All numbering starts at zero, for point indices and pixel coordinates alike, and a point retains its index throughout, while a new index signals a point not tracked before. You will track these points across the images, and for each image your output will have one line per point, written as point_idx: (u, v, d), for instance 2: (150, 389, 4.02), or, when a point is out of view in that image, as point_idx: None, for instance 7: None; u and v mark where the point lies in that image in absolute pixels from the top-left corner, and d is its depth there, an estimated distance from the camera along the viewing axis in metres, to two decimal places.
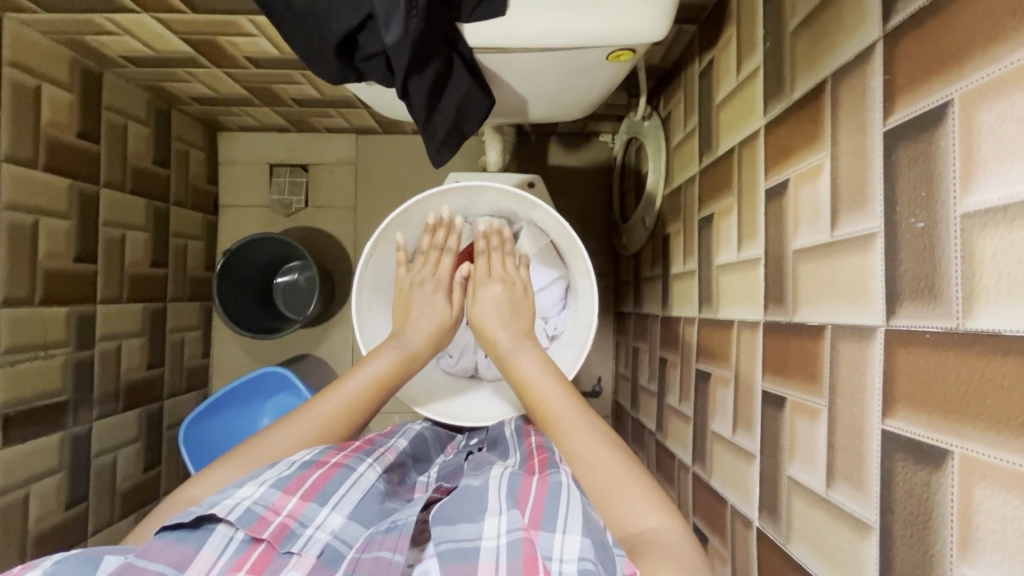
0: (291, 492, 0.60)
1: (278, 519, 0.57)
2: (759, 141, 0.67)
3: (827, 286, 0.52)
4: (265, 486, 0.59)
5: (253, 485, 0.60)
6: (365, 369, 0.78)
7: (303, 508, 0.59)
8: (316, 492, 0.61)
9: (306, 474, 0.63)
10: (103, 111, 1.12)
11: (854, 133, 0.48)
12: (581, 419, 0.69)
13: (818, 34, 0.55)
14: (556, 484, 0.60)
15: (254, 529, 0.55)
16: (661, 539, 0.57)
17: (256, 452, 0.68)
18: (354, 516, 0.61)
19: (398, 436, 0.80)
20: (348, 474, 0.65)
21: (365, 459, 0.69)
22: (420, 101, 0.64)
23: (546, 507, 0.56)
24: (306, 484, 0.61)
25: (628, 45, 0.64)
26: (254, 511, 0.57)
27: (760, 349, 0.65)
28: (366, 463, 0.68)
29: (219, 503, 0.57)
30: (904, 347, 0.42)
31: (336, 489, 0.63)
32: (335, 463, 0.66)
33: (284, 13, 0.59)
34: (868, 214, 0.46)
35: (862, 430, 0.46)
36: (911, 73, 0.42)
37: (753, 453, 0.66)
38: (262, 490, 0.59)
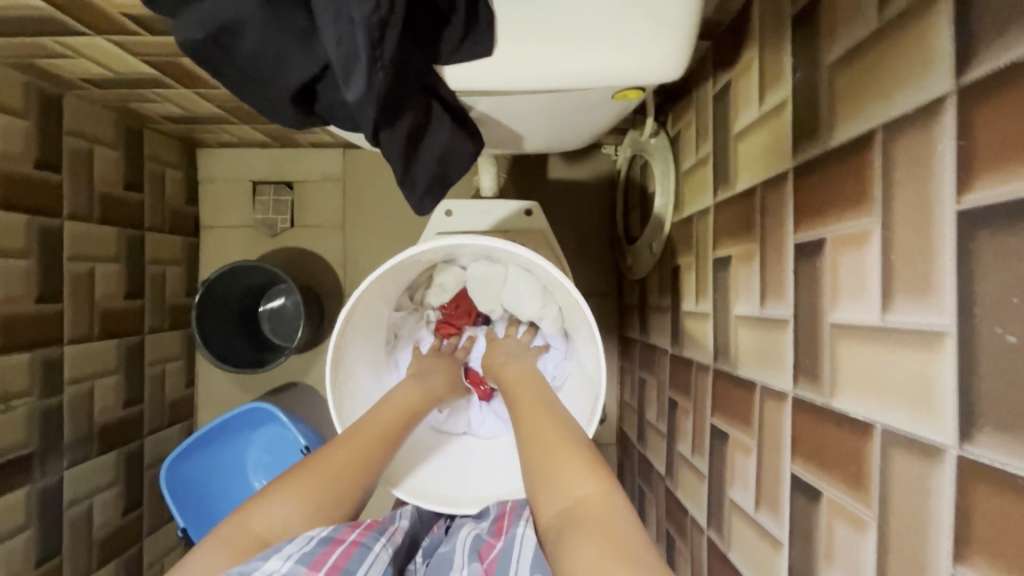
0: (318, 569, 0.52)
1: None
2: (786, 186, 0.59)
3: (875, 379, 0.44)
4: (292, 560, 0.51)
5: (279, 559, 0.51)
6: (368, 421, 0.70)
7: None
8: (341, 571, 0.53)
9: (329, 550, 0.55)
10: (65, 136, 1.03)
11: (914, 203, 0.40)
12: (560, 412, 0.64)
13: (864, 76, 0.46)
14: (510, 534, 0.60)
15: None
16: (587, 509, 0.47)
17: (249, 525, 0.58)
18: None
19: (400, 516, 0.74)
20: (367, 553, 0.58)
21: (379, 537, 0.62)
22: (394, 156, 0.57)
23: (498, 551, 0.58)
24: (328, 562, 0.53)
25: (637, 85, 0.59)
26: None
27: (789, 425, 0.57)
28: (381, 542, 0.62)
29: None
30: (986, 487, 0.34)
31: (357, 570, 0.55)
32: (355, 540, 0.58)
33: (231, 70, 0.53)
34: (932, 307, 0.38)
35: (925, 567, 0.38)
36: (997, 144, 0.34)
37: (780, 541, 0.58)
38: (286, 565, 0.50)
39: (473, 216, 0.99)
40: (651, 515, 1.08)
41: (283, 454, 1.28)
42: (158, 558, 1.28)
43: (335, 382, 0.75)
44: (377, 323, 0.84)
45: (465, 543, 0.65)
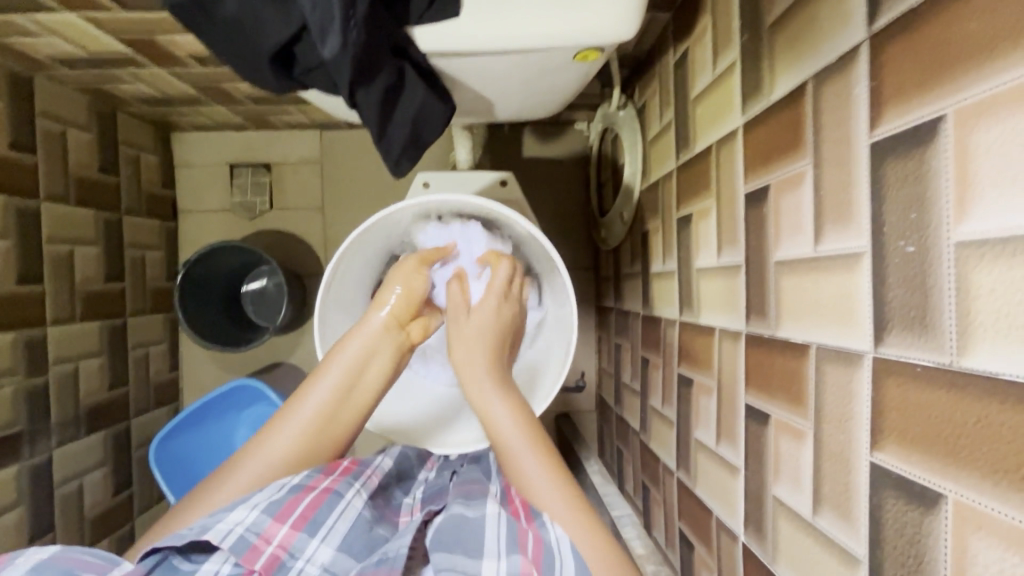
0: (282, 520, 0.61)
1: (269, 549, 0.59)
2: (736, 141, 0.64)
3: (810, 303, 0.49)
4: (257, 511, 0.61)
5: (244, 509, 0.61)
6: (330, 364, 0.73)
7: (294, 538, 0.61)
8: (305, 522, 0.62)
9: (297, 498, 0.64)
10: (37, 118, 1.03)
11: (837, 143, 0.45)
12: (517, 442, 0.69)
13: (798, 32, 0.51)
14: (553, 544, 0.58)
15: (245, 558, 0.58)
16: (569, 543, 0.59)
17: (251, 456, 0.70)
18: (342, 548, 0.62)
19: (384, 455, 0.81)
20: (337, 501, 0.66)
21: (353, 483, 0.70)
22: (371, 115, 0.61)
23: (547, 562, 0.57)
24: (295, 513, 0.62)
25: (597, 47, 0.63)
26: (246, 539, 0.59)
27: (743, 361, 0.63)
28: (354, 488, 0.69)
29: (213, 528, 0.59)
30: (894, 378, 0.39)
31: (325, 519, 0.63)
32: (325, 488, 0.66)
33: (211, 31, 0.57)
34: (854, 233, 0.43)
35: (850, 459, 0.44)
36: (900, 81, 0.39)
37: (737, 467, 0.64)
38: (254, 516, 0.61)
39: (450, 188, 1.02)
40: (628, 470, 1.14)
41: None
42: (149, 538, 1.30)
43: (321, 339, 0.80)
44: (359, 289, 0.88)
45: (501, 526, 0.61)
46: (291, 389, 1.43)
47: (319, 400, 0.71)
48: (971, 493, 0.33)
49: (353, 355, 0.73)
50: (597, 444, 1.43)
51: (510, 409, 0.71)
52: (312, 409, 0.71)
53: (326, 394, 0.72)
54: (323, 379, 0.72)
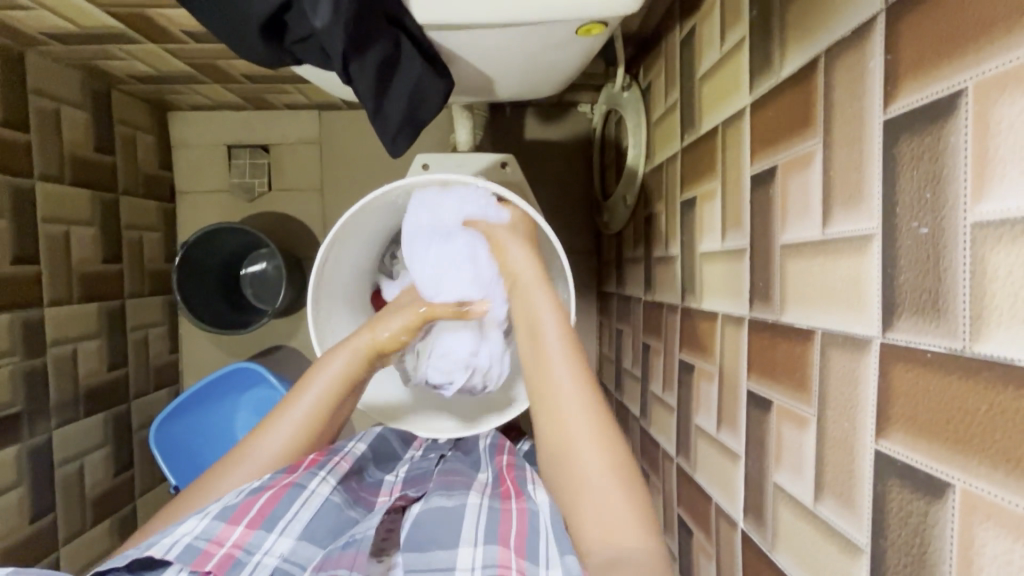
0: (236, 522, 0.62)
1: (222, 550, 0.60)
2: (743, 121, 0.62)
3: (816, 288, 0.48)
4: (209, 518, 0.62)
5: (196, 518, 0.62)
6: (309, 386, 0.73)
7: (249, 536, 0.62)
8: (262, 519, 0.63)
9: (254, 498, 0.64)
10: (30, 95, 1.01)
11: (848, 122, 0.44)
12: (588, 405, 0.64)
13: (810, 5, 0.49)
14: (538, 524, 0.63)
15: (196, 563, 0.58)
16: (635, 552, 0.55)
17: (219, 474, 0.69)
18: (304, 537, 0.63)
19: (358, 440, 0.80)
20: (298, 493, 0.66)
21: (317, 473, 0.69)
22: (366, 90, 0.59)
23: (529, 547, 0.60)
24: (251, 511, 0.63)
25: (600, 21, 0.60)
26: (196, 547, 0.59)
27: (745, 346, 0.62)
28: (318, 477, 0.69)
29: (159, 542, 0.60)
30: (902, 364, 0.38)
31: (284, 512, 0.64)
32: (287, 483, 0.66)
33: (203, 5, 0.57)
34: (864, 214, 0.42)
35: (853, 446, 0.43)
36: (916, 54, 0.37)
37: (738, 454, 0.63)
38: (205, 523, 0.61)
39: (450, 169, 1.00)
40: None
41: None
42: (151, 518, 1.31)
43: (315, 321, 0.78)
44: (355, 272, 0.87)
45: (480, 516, 0.65)
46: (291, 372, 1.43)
47: (306, 413, 0.72)
48: (977, 482, 0.33)
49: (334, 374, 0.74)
50: None
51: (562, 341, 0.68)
52: (293, 431, 0.72)
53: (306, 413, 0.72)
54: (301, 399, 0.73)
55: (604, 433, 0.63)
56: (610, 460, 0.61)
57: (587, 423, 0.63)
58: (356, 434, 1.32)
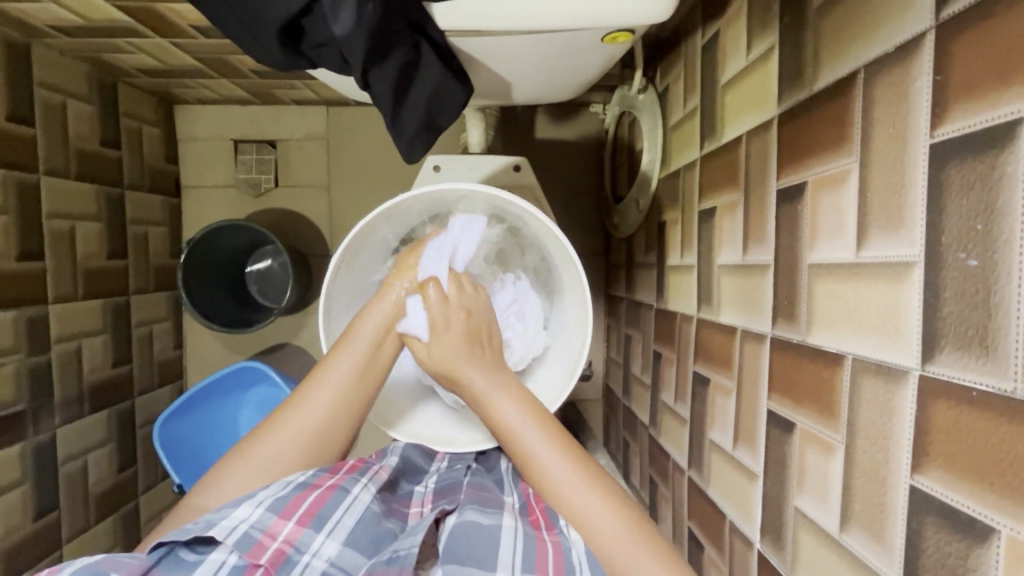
0: (288, 516, 0.61)
1: (274, 544, 0.58)
2: (770, 132, 0.60)
3: (848, 312, 0.46)
4: (263, 508, 0.61)
5: (250, 505, 0.61)
6: (328, 376, 0.71)
7: (299, 533, 0.60)
8: (311, 518, 0.62)
9: (303, 496, 0.63)
10: (35, 88, 0.99)
11: (889, 142, 0.42)
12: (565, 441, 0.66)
13: (849, 17, 0.47)
14: (574, 561, 0.59)
15: (250, 553, 0.57)
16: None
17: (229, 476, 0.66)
18: (349, 542, 0.62)
19: (390, 455, 0.81)
20: (343, 497, 0.65)
21: (359, 480, 0.69)
22: (383, 96, 0.58)
23: (567, 570, 0.58)
24: (301, 508, 0.62)
25: (626, 28, 0.59)
26: (251, 535, 0.58)
27: (766, 364, 0.60)
28: (360, 484, 0.69)
29: (218, 524, 0.58)
30: (942, 400, 0.37)
31: (331, 514, 0.63)
32: (332, 485, 0.66)
33: (219, 9, 0.55)
34: (903, 239, 0.40)
35: (885, 478, 0.42)
36: (969, 76, 0.35)
37: (755, 473, 0.62)
38: (260, 512, 0.60)
39: (462, 171, 0.98)
40: (635, 463, 1.13)
41: (275, 413, 1.29)
42: (154, 514, 1.31)
43: (327, 330, 0.77)
44: (367, 280, 0.85)
45: (515, 536, 0.62)
46: (295, 371, 1.42)
47: (327, 394, 0.70)
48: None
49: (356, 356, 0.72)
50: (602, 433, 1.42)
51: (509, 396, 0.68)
52: (323, 404, 0.70)
53: (324, 404, 0.70)
54: (321, 384, 0.70)
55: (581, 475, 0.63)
56: (601, 496, 0.61)
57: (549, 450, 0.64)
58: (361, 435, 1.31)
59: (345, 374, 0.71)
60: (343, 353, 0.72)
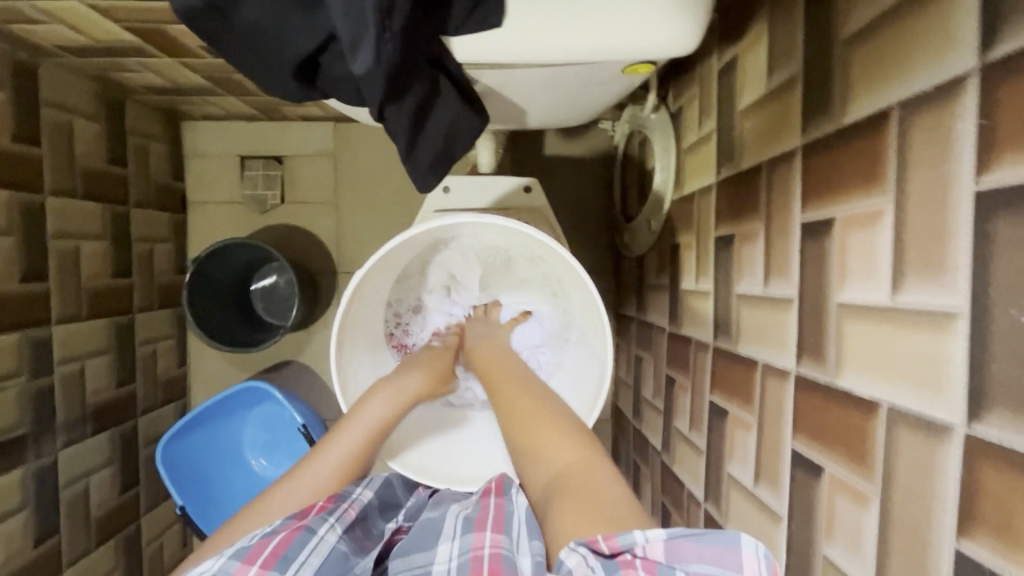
0: (250, 562, 0.53)
1: None
2: (794, 164, 0.58)
3: (882, 359, 0.45)
4: (224, 557, 0.53)
5: (211, 559, 0.54)
6: (359, 418, 0.72)
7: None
8: (276, 560, 0.54)
9: (268, 540, 0.56)
10: (42, 108, 0.98)
11: (928, 185, 0.40)
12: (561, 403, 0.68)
13: (880, 54, 0.46)
14: (513, 517, 0.59)
15: None
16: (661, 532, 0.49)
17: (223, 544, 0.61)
18: None
19: (365, 484, 0.70)
20: (309, 537, 0.58)
21: (327, 518, 0.61)
22: (399, 131, 0.56)
23: (505, 524, 0.58)
24: (265, 552, 0.54)
25: (648, 60, 0.58)
26: None
27: (791, 403, 0.58)
28: (328, 522, 0.60)
29: None
30: (992, 463, 0.35)
31: (297, 555, 0.55)
32: (298, 525, 0.59)
33: (233, 46, 0.54)
34: (945, 288, 0.38)
35: (927, 539, 0.39)
36: (1019, 124, 0.33)
37: (779, 515, 0.60)
38: (220, 563, 0.53)
39: (472, 193, 0.97)
40: (646, 488, 1.10)
41: (278, 431, 1.30)
42: (156, 535, 1.29)
43: (338, 360, 0.76)
44: (377, 307, 0.84)
45: (458, 517, 0.63)
46: (300, 389, 1.40)
47: (343, 454, 0.69)
48: None
49: (375, 417, 0.72)
50: None
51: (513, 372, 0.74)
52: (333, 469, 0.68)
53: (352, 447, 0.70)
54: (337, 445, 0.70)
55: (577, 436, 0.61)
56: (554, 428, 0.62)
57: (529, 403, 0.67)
58: (366, 456, 1.29)
59: (370, 425, 0.72)
60: (360, 416, 0.72)
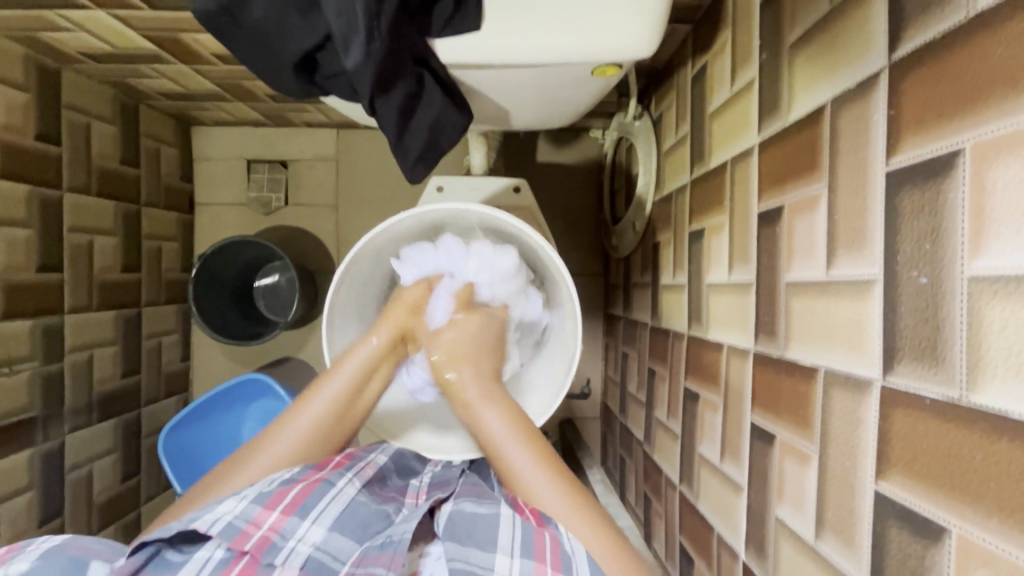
0: (272, 507, 0.63)
1: (259, 532, 0.61)
2: (752, 158, 0.64)
3: (819, 327, 0.49)
4: (247, 501, 0.63)
5: (234, 500, 0.63)
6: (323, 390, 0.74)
7: (284, 521, 0.63)
8: (296, 506, 0.64)
9: (288, 488, 0.66)
10: (63, 110, 1.05)
11: (853, 169, 0.45)
12: (523, 451, 0.67)
13: (817, 57, 0.52)
14: (569, 550, 0.59)
15: (234, 541, 0.59)
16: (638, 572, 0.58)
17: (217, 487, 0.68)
18: (336, 528, 0.65)
19: (378, 451, 0.82)
20: (329, 489, 0.68)
21: (344, 474, 0.72)
22: (388, 120, 0.64)
23: (565, 563, 0.57)
24: (286, 498, 0.64)
25: (615, 62, 0.64)
26: (235, 525, 0.60)
27: (749, 379, 0.63)
28: (345, 478, 0.71)
29: (201, 517, 0.61)
30: (902, 409, 0.39)
31: (316, 504, 0.66)
32: (317, 478, 0.68)
33: (245, 46, 0.61)
34: (866, 259, 0.43)
35: (854, 486, 0.44)
36: (917, 111, 0.39)
37: (740, 485, 0.64)
38: (243, 505, 0.63)
39: (464, 192, 1.02)
40: (630, 480, 1.14)
41: None
42: (155, 524, 1.32)
43: (329, 341, 0.80)
44: (368, 292, 0.89)
45: (515, 528, 0.62)
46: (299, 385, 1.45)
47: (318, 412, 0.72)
48: (975, 529, 0.34)
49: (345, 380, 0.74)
50: (600, 452, 1.43)
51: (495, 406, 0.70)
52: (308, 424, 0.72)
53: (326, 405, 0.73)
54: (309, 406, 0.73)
55: (528, 445, 0.67)
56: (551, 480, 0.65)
57: (529, 463, 0.66)
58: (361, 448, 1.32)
59: (336, 395, 0.73)
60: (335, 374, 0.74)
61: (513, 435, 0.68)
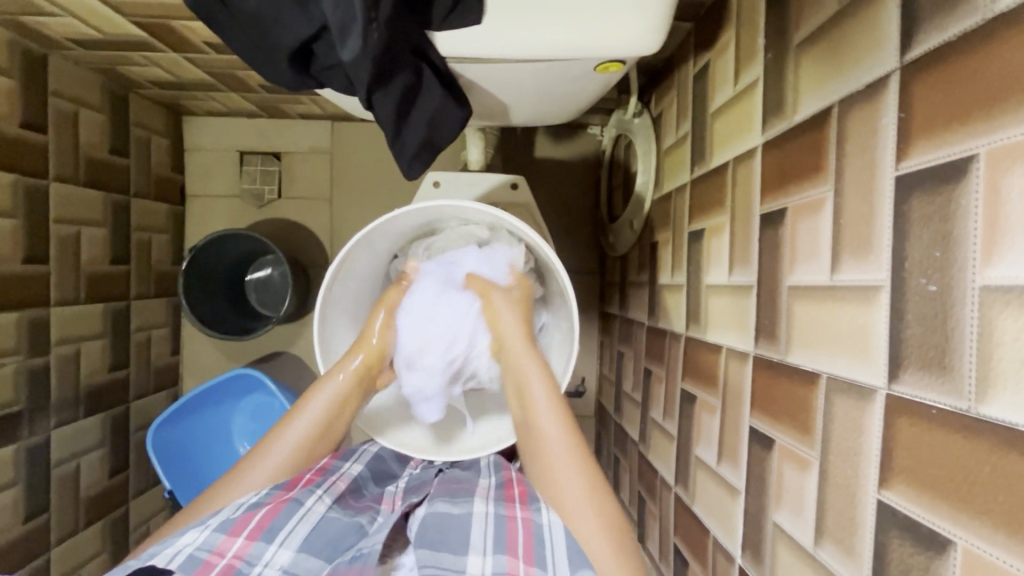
0: (237, 534, 0.62)
1: (224, 561, 0.60)
2: (754, 158, 0.63)
3: (822, 332, 0.49)
4: (210, 531, 0.62)
5: (196, 530, 0.62)
6: (305, 412, 0.72)
7: (250, 547, 0.62)
8: (262, 530, 0.63)
9: (252, 513, 0.64)
10: (50, 98, 1.02)
11: (861, 172, 0.44)
12: (559, 439, 0.67)
13: (824, 57, 0.51)
14: (542, 534, 0.63)
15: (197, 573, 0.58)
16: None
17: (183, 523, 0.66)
18: (305, 549, 0.65)
19: (353, 459, 0.81)
20: (297, 508, 0.67)
21: (314, 491, 0.70)
22: (386, 115, 0.62)
23: (536, 553, 0.61)
24: (251, 524, 0.63)
25: (617, 58, 0.63)
26: (198, 556, 0.60)
27: (749, 382, 0.62)
28: (315, 495, 0.70)
29: (160, 552, 0.59)
30: (907, 417, 0.39)
31: (283, 524, 0.65)
32: (285, 498, 0.67)
33: (239, 36, 0.59)
34: (872, 264, 0.43)
35: (856, 494, 0.43)
36: (929, 114, 0.38)
37: (737, 489, 0.63)
38: (206, 534, 0.62)
39: (460, 188, 1.01)
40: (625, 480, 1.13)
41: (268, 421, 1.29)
42: (143, 520, 1.31)
43: (321, 338, 0.79)
44: (363, 289, 0.88)
45: (487, 527, 0.67)
46: (291, 380, 1.43)
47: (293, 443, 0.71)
48: (980, 542, 0.33)
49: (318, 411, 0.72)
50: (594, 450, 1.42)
51: (550, 394, 0.70)
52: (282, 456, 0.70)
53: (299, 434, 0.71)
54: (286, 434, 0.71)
55: (569, 433, 0.67)
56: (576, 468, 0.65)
57: (560, 448, 0.66)
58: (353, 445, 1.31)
59: (315, 422, 0.72)
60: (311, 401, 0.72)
61: (556, 420, 0.68)
